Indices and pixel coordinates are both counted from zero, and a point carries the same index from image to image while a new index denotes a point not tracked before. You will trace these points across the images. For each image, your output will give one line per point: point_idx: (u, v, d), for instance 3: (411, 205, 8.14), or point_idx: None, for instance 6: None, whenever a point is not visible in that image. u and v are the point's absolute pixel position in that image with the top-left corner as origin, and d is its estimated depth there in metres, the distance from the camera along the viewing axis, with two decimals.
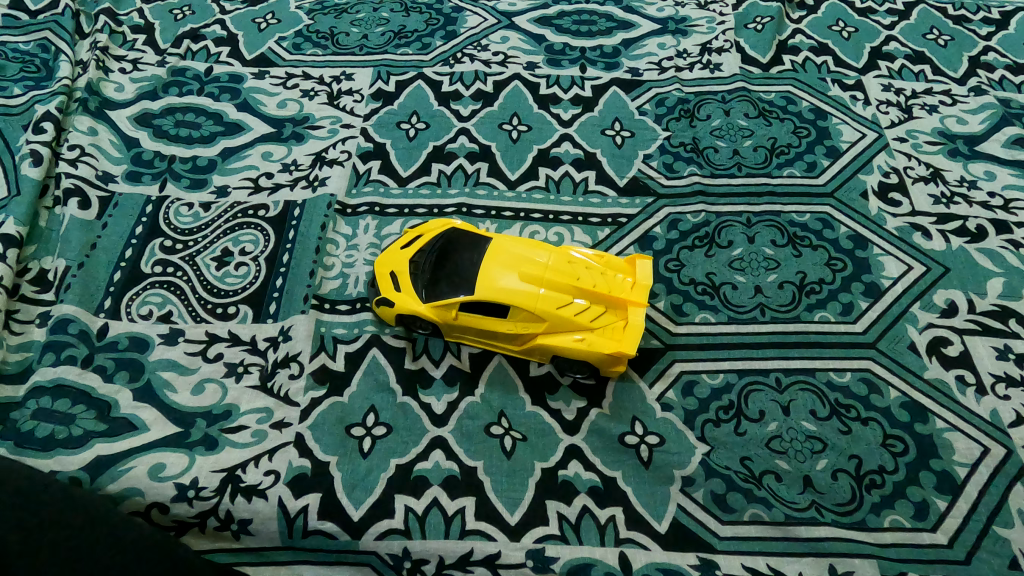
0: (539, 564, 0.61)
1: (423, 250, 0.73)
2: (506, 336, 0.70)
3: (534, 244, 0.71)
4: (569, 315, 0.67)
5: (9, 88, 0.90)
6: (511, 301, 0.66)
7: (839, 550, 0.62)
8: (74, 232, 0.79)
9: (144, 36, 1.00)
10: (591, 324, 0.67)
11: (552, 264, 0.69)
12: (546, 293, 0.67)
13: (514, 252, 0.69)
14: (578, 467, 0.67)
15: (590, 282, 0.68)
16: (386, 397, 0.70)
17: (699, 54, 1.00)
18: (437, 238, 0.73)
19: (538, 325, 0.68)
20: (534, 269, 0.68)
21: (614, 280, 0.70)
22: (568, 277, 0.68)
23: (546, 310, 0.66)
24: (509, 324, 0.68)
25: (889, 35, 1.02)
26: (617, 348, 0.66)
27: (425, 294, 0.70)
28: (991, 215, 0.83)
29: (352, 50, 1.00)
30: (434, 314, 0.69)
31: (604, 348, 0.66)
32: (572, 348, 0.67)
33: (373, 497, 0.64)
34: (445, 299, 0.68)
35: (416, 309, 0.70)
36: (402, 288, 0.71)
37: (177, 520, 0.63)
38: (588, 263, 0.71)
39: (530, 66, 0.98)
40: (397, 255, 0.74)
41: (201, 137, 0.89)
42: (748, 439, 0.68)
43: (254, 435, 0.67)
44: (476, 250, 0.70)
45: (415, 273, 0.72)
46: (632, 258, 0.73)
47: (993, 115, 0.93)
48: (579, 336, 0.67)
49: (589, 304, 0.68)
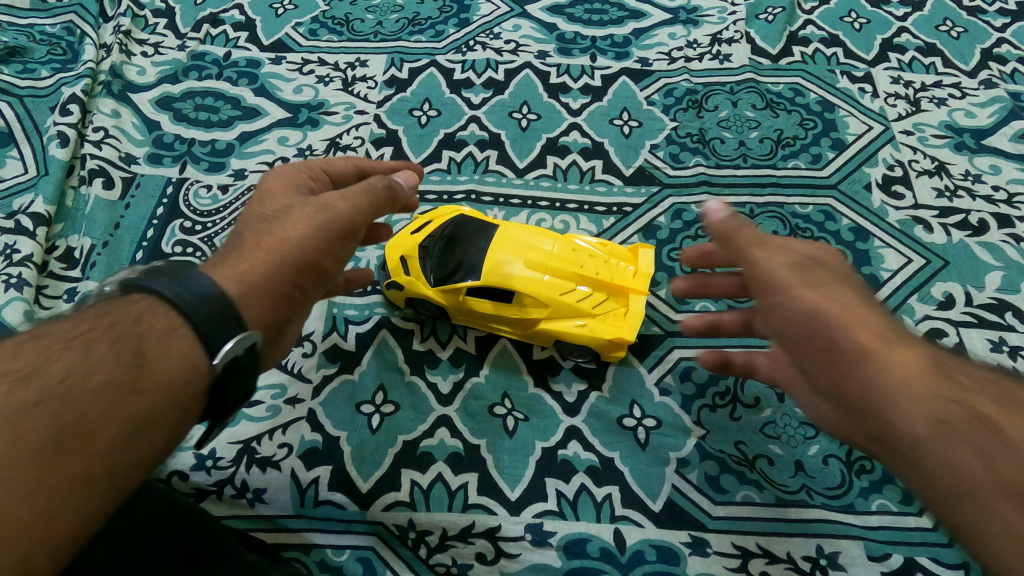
0: (537, 538, 0.64)
1: (432, 234, 0.74)
2: (512, 321, 0.72)
3: (541, 232, 0.73)
4: (572, 302, 0.69)
5: (38, 70, 0.93)
6: (518, 288, 0.69)
7: (828, 531, 0.65)
8: (99, 213, 0.82)
9: (165, 20, 1.02)
10: (594, 311, 0.70)
11: (558, 252, 0.71)
12: (551, 280, 0.70)
13: (521, 240, 0.71)
14: (577, 446, 0.69)
15: (594, 270, 0.71)
16: (394, 376, 0.73)
17: (709, 45, 1.01)
18: (446, 222, 0.74)
19: (541, 310, 0.70)
20: (540, 257, 0.70)
21: (616, 269, 0.72)
22: (573, 264, 0.71)
23: (550, 296, 0.69)
24: (515, 309, 0.70)
25: (901, 26, 1.02)
26: (618, 334, 0.69)
27: (435, 278, 0.71)
28: (994, 209, 0.84)
29: (367, 37, 1.01)
30: (442, 298, 0.72)
31: (605, 334, 0.69)
32: (574, 333, 0.69)
33: (380, 470, 0.68)
34: (454, 284, 0.70)
35: (426, 293, 0.72)
36: (413, 272, 0.72)
37: (196, 487, 0.66)
38: (591, 251, 0.73)
39: (541, 54, 1.00)
40: (407, 239, 0.75)
41: (219, 121, 0.92)
42: (743, 424, 0.71)
43: (268, 410, 0.70)
44: (485, 236, 0.72)
45: (423, 257, 0.72)
46: (635, 247, 0.75)
47: (1002, 108, 0.93)
48: (582, 322, 0.70)
49: (591, 291, 0.70)
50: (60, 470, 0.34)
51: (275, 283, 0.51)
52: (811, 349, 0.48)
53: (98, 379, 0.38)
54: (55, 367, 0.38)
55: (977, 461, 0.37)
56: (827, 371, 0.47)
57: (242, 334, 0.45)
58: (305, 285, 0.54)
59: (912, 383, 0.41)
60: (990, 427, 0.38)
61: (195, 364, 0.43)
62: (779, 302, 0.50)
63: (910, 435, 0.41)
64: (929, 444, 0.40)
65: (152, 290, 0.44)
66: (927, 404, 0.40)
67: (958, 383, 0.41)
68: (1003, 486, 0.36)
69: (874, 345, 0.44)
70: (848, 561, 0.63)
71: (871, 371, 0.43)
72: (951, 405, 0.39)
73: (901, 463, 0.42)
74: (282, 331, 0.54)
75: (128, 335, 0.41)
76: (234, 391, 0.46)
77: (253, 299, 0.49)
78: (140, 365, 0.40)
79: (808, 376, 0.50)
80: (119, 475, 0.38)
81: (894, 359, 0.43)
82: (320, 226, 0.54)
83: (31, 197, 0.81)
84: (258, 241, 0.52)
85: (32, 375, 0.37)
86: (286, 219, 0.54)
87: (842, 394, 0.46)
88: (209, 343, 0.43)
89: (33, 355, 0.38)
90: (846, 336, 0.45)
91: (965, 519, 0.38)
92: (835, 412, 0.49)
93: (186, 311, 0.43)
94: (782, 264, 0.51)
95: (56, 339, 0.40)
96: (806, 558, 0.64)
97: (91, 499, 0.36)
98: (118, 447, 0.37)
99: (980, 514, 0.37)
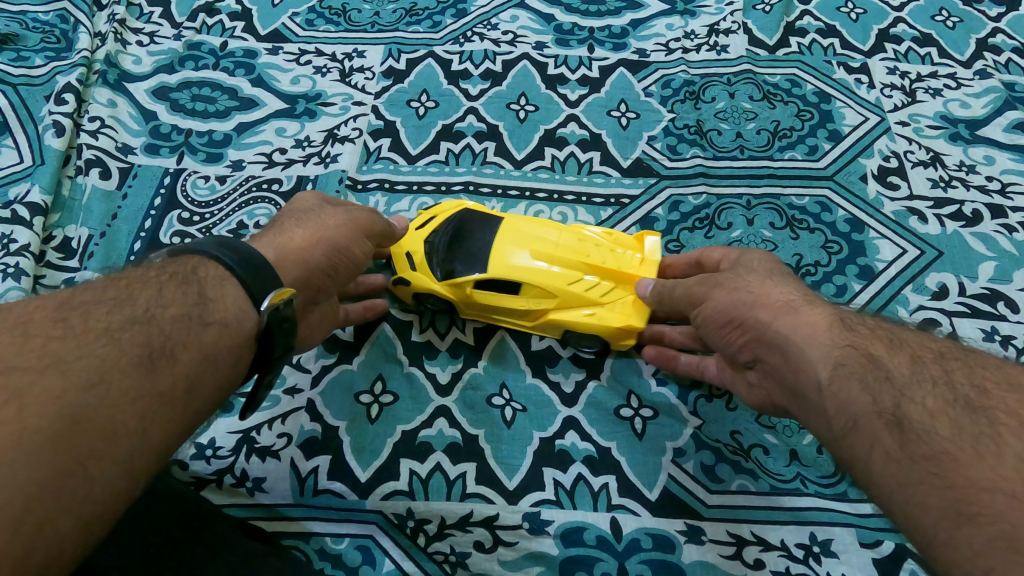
0: (534, 526, 0.65)
1: (437, 228, 0.74)
2: (521, 313, 0.73)
3: (547, 223, 0.73)
4: (580, 292, 0.69)
5: (32, 59, 0.93)
6: (527, 279, 0.69)
7: (821, 519, 0.65)
8: (96, 203, 0.83)
9: (161, 10, 1.02)
10: (602, 300, 0.70)
11: (565, 243, 0.71)
12: (558, 271, 0.70)
13: (526, 231, 0.72)
14: (574, 437, 0.70)
15: (603, 259, 0.71)
16: (394, 367, 0.74)
17: (706, 36, 1.01)
18: (451, 215, 0.75)
19: (549, 301, 0.70)
20: (545, 248, 0.70)
21: (623, 257, 0.72)
22: (581, 254, 0.71)
23: (557, 287, 0.69)
24: (523, 300, 0.71)
25: (898, 17, 1.02)
26: (627, 322, 0.70)
27: (440, 273, 0.72)
28: (988, 200, 0.85)
29: (363, 27, 1.01)
30: (449, 293, 0.72)
31: (613, 323, 0.70)
32: (583, 323, 0.70)
33: (379, 460, 0.68)
34: (460, 277, 0.70)
35: (432, 288, 0.72)
36: (418, 267, 0.73)
37: (196, 477, 0.67)
38: (598, 241, 0.73)
39: (539, 45, 1.00)
40: (411, 236, 0.75)
41: (216, 111, 0.92)
42: (738, 414, 0.71)
43: (268, 400, 0.71)
44: (490, 228, 0.72)
45: (429, 253, 0.73)
46: (641, 235, 0.75)
47: (997, 99, 0.93)
48: (590, 312, 0.70)
49: (599, 280, 0.71)
50: (155, 379, 0.41)
51: (312, 255, 0.57)
52: (732, 329, 0.57)
53: (172, 313, 0.45)
54: (139, 303, 0.45)
55: (864, 395, 0.44)
56: (750, 342, 0.56)
57: (278, 291, 0.50)
58: (340, 265, 0.60)
59: (819, 338, 0.49)
60: (874, 365, 0.45)
61: (245, 312, 0.49)
62: (701, 310, 0.61)
63: (816, 380, 0.48)
64: (831, 386, 0.46)
65: (207, 250, 0.50)
66: (832, 353, 0.47)
67: (853, 332, 0.49)
68: (880, 414, 0.43)
69: (783, 311, 0.53)
70: (840, 547, 0.64)
71: (789, 330, 0.51)
72: (850, 351, 0.47)
73: (813, 409, 0.48)
74: (316, 303, 0.61)
75: (190, 283, 0.48)
76: (279, 344, 0.51)
77: (288, 263, 0.55)
78: (203, 306, 0.47)
79: (732, 354, 0.59)
80: (195, 396, 0.44)
81: (805, 320, 0.51)
82: (353, 219, 0.63)
83: (27, 186, 0.81)
84: (299, 222, 0.60)
85: (121, 304, 0.44)
86: (324, 212, 0.63)
87: (766, 354, 0.53)
88: (255, 296, 0.49)
89: (119, 292, 0.46)
90: (762, 310, 0.54)
91: (855, 448, 0.44)
92: (760, 379, 0.57)
93: (234, 266, 0.50)
94: (695, 283, 0.62)
95: (136, 281, 0.47)
96: (800, 546, 0.64)
97: (177, 416, 0.42)
98: (196, 369, 0.44)
99: (861, 439, 0.43)
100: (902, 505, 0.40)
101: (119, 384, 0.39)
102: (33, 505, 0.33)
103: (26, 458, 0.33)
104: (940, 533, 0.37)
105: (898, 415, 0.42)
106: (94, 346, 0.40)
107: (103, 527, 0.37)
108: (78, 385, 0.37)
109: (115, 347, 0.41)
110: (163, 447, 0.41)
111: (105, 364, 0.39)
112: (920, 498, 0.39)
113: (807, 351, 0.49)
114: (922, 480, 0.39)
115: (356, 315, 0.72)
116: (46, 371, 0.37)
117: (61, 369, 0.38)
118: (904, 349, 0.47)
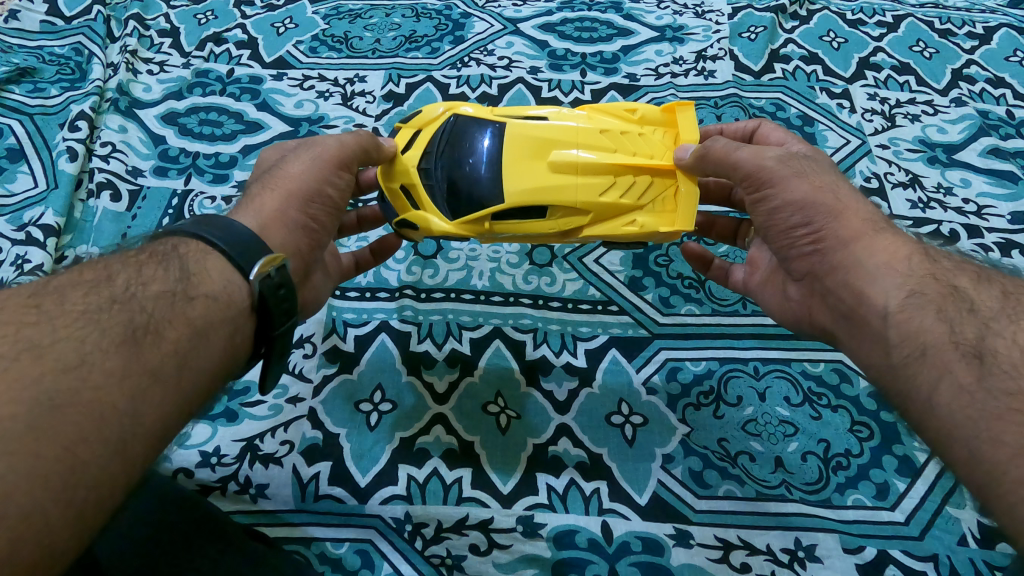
0: (528, 529, 0.67)
1: (427, 153, 0.67)
2: (547, 236, 0.66)
3: (548, 119, 0.66)
4: (615, 202, 0.62)
5: (48, 89, 0.97)
6: (546, 199, 0.62)
7: (805, 525, 0.68)
8: (107, 224, 0.86)
9: (170, 40, 1.06)
10: (641, 203, 0.63)
11: (576, 142, 0.64)
12: (585, 180, 0.63)
13: (537, 136, 0.64)
14: (567, 443, 0.72)
15: (624, 156, 0.64)
16: (393, 375, 0.76)
17: (694, 62, 1.05)
18: (438, 133, 0.67)
19: (580, 219, 0.63)
20: (562, 155, 0.63)
21: (650, 144, 0.65)
22: (607, 153, 0.64)
23: (587, 201, 0.62)
24: (549, 223, 0.64)
25: (877, 46, 1.07)
26: (676, 225, 0.63)
27: (447, 206, 0.65)
28: (965, 220, 0.88)
29: (364, 54, 1.05)
30: (460, 229, 0.65)
31: (662, 225, 0.63)
32: (628, 234, 0.63)
33: (378, 466, 0.71)
34: (474, 209, 0.64)
35: (439, 226, 0.65)
36: (419, 204, 0.66)
37: (201, 484, 0.69)
38: (621, 129, 0.65)
39: (534, 70, 1.04)
40: (400, 165, 0.67)
41: (223, 135, 0.95)
42: (725, 422, 0.74)
43: (271, 409, 0.74)
44: (494, 136, 0.65)
45: (428, 183, 0.66)
46: (671, 106, 0.67)
47: (972, 125, 0.97)
48: (633, 221, 0.63)
49: (635, 179, 0.63)
50: (138, 358, 0.44)
51: (287, 215, 0.60)
52: (801, 237, 0.59)
53: (156, 290, 0.48)
54: (118, 282, 0.48)
55: (939, 326, 0.48)
56: (814, 252, 0.58)
57: (268, 259, 0.53)
58: (317, 210, 0.62)
59: (895, 266, 0.53)
60: (957, 297, 0.50)
61: (235, 284, 0.52)
62: (771, 196, 0.60)
63: (884, 309, 0.52)
64: (899, 314, 0.51)
65: (184, 228, 0.53)
66: (907, 282, 0.52)
67: (937, 264, 0.53)
68: (959, 346, 0.47)
69: (865, 231, 0.56)
70: (825, 553, 0.66)
71: (863, 254, 0.55)
72: (929, 282, 0.51)
73: (871, 332, 0.53)
74: (315, 267, 0.66)
75: (171, 258, 0.51)
76: (278, 313, 0.54)
77: (272, 230, 0.58)
78: (187, 281, 0.50)
79: (784, 262, 0.62)
80: (187, 374, 0.47)
81: (881, 247, 0.55)
82: (315, 160, 0.63)
83: (41, 210, 0.85)
84: (267, 184, 0.62)
85: (99, 285, 0.48)
86: (285, 164, 0.64)
87: (823, 273, 0.58)
88: (245, 268, 0.52)
89: (98, 272, 0.49)
90: (840, 225, 0.57)
91: (920, 376, 0.48)
92: (802, 294, 0.62)
93: (212, 239, 0.52)
94: (770, 160, 0.60)
95: (118, 261, 0.51)
96: (784, 550, 0.66)
97: (169, 393, 0.45)
98: (185, 348, 0.47)
99: (927, 370, 0.48)
100: (967, 438, 0.44)
101: (101, 364, 0.42)
102: (17, 490, 0.35)
103: (12, 446, 0.36)
104: (1011, 471, 0.41)
105: (979, 349, 0.46)
106: (72, 330, 0.43)
107: (99, 510, 0.39)
108: (56, 369, 0.40)
109: (99, 328, 0.44)
110: (156, 425, 0.43)
111: (87, 350, 0.42)
112: (995, 435, 0.43)
113: (870, 278, 0.54)
114: (1001, 415, 0.43)
115: (365, 260, 0.76)
116: (20, 355, 0.40)
117: (37, 353, 0.41)
118: (993, 287, 0.51)
